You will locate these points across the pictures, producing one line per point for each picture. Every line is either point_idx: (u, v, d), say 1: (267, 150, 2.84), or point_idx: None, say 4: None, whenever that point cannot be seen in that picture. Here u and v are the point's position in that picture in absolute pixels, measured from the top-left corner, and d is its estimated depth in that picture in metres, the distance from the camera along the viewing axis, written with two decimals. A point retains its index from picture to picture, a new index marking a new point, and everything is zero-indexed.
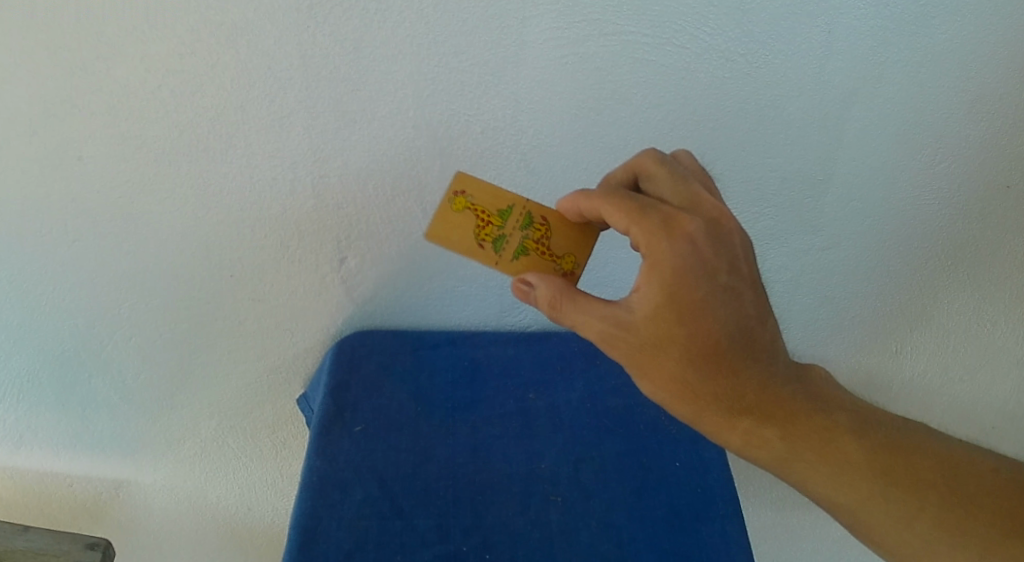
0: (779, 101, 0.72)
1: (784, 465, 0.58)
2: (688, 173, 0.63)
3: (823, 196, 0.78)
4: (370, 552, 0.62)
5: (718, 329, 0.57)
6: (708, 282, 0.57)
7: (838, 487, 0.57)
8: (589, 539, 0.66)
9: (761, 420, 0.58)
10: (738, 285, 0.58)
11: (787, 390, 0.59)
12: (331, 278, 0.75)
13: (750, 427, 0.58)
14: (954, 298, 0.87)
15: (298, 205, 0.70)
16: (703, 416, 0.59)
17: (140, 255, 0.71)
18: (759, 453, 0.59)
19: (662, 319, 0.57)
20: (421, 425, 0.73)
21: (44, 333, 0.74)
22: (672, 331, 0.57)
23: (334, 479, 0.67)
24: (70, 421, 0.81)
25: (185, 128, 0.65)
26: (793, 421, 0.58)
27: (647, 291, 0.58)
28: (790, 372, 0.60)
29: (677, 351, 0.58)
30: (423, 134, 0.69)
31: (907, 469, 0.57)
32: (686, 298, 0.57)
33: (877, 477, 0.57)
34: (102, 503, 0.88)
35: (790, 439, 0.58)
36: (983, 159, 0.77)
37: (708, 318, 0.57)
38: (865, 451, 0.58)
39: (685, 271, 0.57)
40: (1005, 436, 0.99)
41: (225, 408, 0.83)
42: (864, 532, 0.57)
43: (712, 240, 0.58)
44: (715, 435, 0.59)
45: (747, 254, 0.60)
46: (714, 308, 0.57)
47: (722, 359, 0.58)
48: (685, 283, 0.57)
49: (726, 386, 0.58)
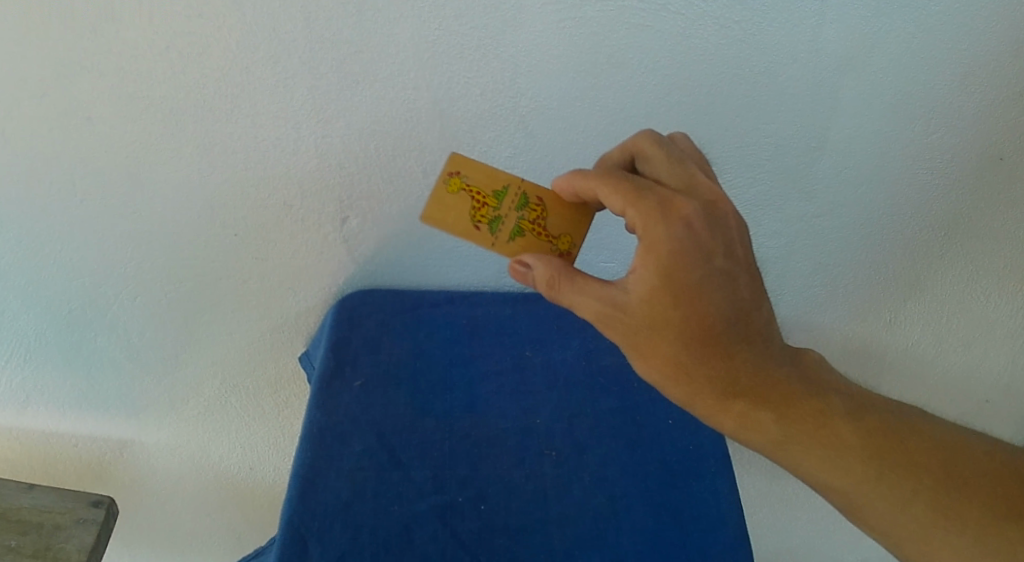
0: (774, 69, 0.73)
1: (776, 447, 0.59)
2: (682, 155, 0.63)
3: (815, 163, 0.79)
4: (367, 502, 0.64)
5: (714, 312, 0.58)
6: (703, 264, 0.58)
7: (829, 469, 0.58)
8: (581, 492, 0.67)
9: (754, 402, 0.59)
10: (733, 268, 0.59)
11: (780, 373, 0.60)
12: (333, 238, 0.77)
13: (745, 410, 0.59)
14: (949, 268, 0.89)
15: (301, 165, 0.72)
16: (697, 398, 0.60)
17: (147, 214, 0.73)
18: (753, 436, 0.60)
19: (658, 301, 0.58)
20: (419, 379, 0.74)
21: (51, 292, 0.76)
22: (666, 314, 0.58)
23: (333, 431, 0.68)
24: (76, 380, 0.83)
25: (192, 90, 0.67)
26: (787, 403, 0.60)
27: (641, 272, 0.58)
28: (783, 356, 0.61)
29: (673, 332, 0.58)
30: (424, 95, 0.70)
31: (897, 450, 0.59)
32: (681, 279, 0.57)
33: (871, 460, 0.58)
34: (107, 463, 0.90)
35: (784, 421, 0.59)
36: (979, 130, 0.78)
37: (702, 300, 0.58)
38: (859, 434, 0.59)
39: (680, 252, 0.57)
40: (997, 409, 1.02)
41: (228, 367, 0.85)
42: (858, 516, 0.59)
43: (707, 221, 0.58)
44: (707, 416, 0.60)
45: (742, 238, 0.60)
46: (708, 290, 0.58)
47: (716, 339, 0.58)
48: (678, 265, 0.57)
49: (721, 367, 0.59)
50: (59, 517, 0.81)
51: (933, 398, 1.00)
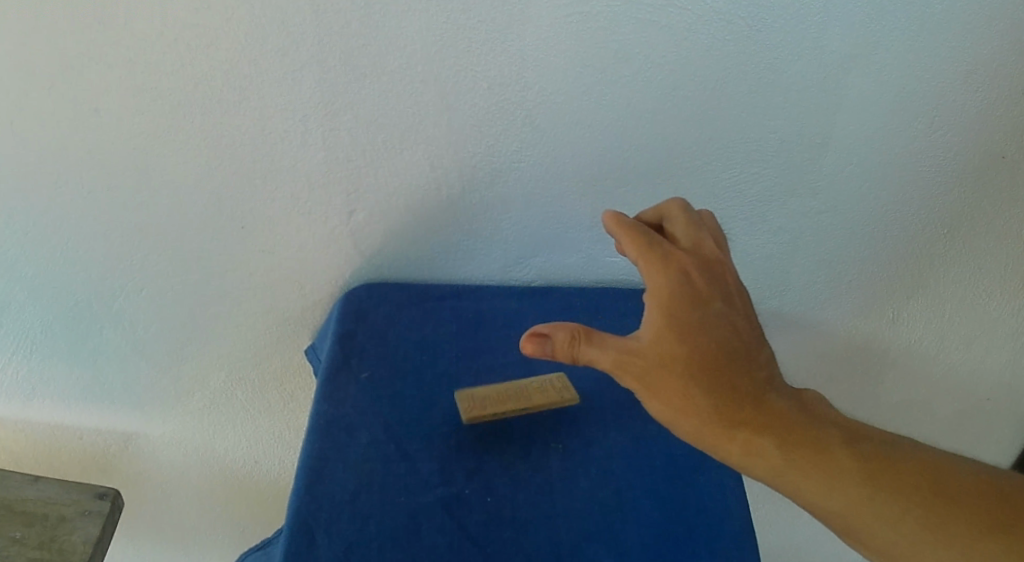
0: (779, 64, 0.73)
1: (778, 474, 0.59)
2: (690, 218, 0.69)
3: (820, 159, 0.79)
4: (374, 493, 0.64)
5: (715, 350, 0.61)
6: (704, 306, 0.62)
7: (830, 493, 0.58)
8: (587, 484, 0.67)
9: (756, 430, 0.60)
10: (732, 315, 0.63)
11: (782, 407, 0.61)
12: (340, 230, 0.77)
13: (748, 440, 0.59)
14: (951, 265, 0.89)
15: (308, 157, 0.72)
16: (702, 429, 0.60)
17: (154, 207, 0.73)
18: (756, 467, 0.60)
19: (664, 338, 0.61)
20: (426, 372, 0.74)
21: (58, 284, 0.77)
22: (672, 350, 0.61)
23: (340, 423, 0.68)
24: (82, 373, 0.83)
25: (201, 82, 0.67)
26: (787, 430, 0.60)
27: (647, 316, 0.62)
28: (784, 393, 0.62)
29: (679, 369, 0.60)
30: (432, 89, 0.70)
31: (894, 472, 0.58)
32: (683, 319, 0.62)
33: (867, 482, 0.58)
34: (112, 456, 0.90)
35: (784, 447, 0.59)
36: (982, 127, 0.79)
37: (705, 338, 0.61)
38: (855, 458, 0.59)
39: (679, 295, 0.62)
40: (999, 407, 1.02)
41: (234, 360, 0.85)
42: (857, 538, 0.58)
43: (704, 274, 0.64)
44: (712, 448, 0.60)
45: (739, 293, 0.66)
46: (709, 329, 0.62)
47: (720, 374, 0.61)
48: (681, 307, 0.62)
49: (726, 402, 0.60)
50: (64, 509, 0.81)
51: (935, 396, 1.01)
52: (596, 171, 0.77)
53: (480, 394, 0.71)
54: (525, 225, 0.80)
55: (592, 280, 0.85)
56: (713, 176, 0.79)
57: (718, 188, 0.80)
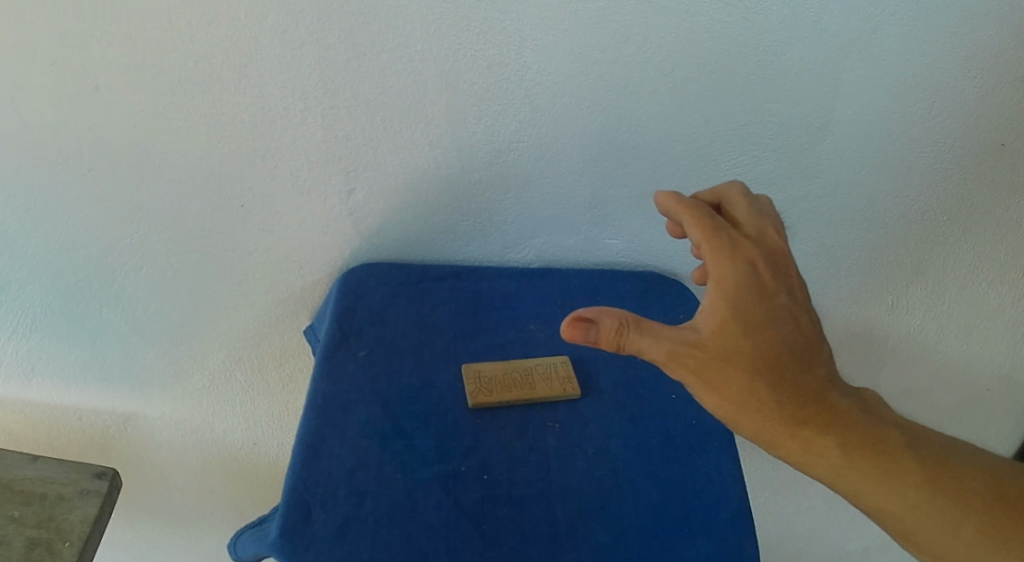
0: (778, 47, 0.73)
1: (840, 474, 0.59)
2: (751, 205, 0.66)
3: (819, 143, 0.79)
4: (371, 470, 0.64)
5: (780, 345, 0.59)
6: (773, 300, 0.60)
7: (888, 494, 0.59)
8: (584, 463, 0.67)
9: (821, 428, 0.59)
10: (796, 309, 0.61)
11: (843, 405, 0.61)
12: (339, 210, 0.77)
13: (811, 439, 0.59)
14: (951, 252, 0.89)
15: (307, 136, 0.72)
16: (764, 425, 0.59)
17: (154, 184, 0.74)
18: (816, 465, 0.60)
19: (730, 332, 0.58)
20: (424, 351, 0.74)
21: (57, 262, 0.77)
22: (737, 345, 0.58)
23: (337, 400, 0.68)
24: (80, 353, 0.83)
25: (201, 59, 0.67)
26: (849, 431, 0.60)
27: (711, 308, 0.59)
28: (844, 389, 0.62)
29: (742, 364, 0.58)
30: (431, 68, 0.70)
31: (952, 477, 0.60)
32: (750, 313, 0.59)
33: (925, 485, 0.59)
34: (110, 438, 0.90)
35: (847, 449, 0.59)
36: (982, 114, 0.79)
37: (773, 334, 0.59)
38: (914, 461, 0.60)
39: (747, 288, 0.59)
40: (998, 397, 1.03)
41: (233, 341, 0.85)
42: (909, 539, 0.59)
43: (771, 264, 0.61)
44: (772, 444, 0.60)
45: (803, 286, 0.63)
46: (776, 325, 0.59)
47: (786, 371, 0.59)
48: (748, 299, 0.59)
49: (789, 398, 0.59)
50: (62, 488, 0.82)
51: (934, 385, 1.01)
52: (595, 153, 0.77)
53: (488, 373, 0.72)
54: (524, 206, 0.80)
55: (590, 263, 0.85)
56: (712, 159, 0.79)
57: (717, 171, 0.80)
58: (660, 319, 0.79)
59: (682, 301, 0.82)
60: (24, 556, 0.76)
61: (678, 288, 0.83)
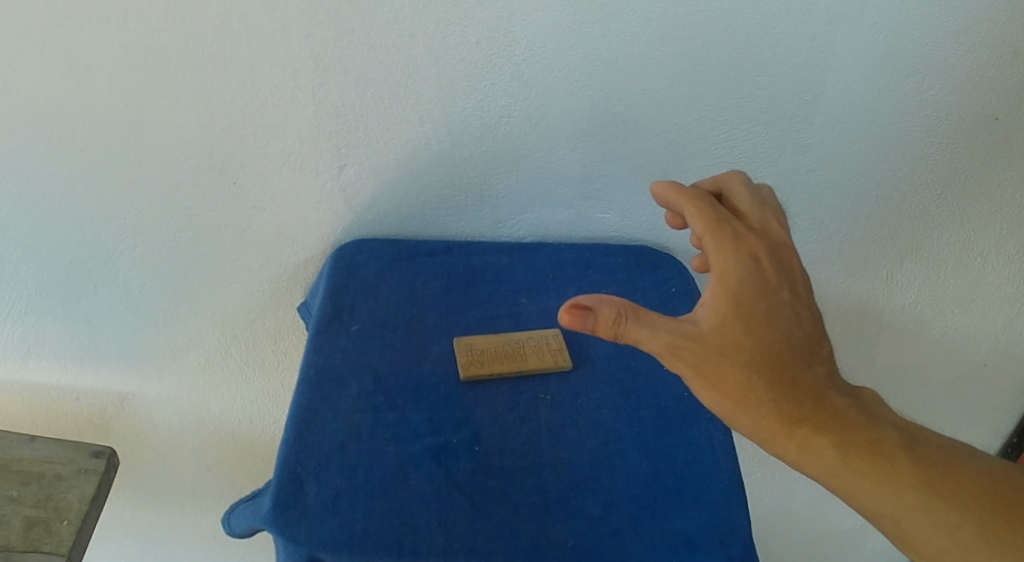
0: (767, 20, 0.73)
1: (837, 475, 0.58)
2: (756, 202, 0.66)
3: (811, 117, 0.79)
4: (363, 442, 0.64)
5: (780, 340, 0.58)
6: (773, 296, 0.60)
7: (886, 496, 0.57)
8: (577, 434, 0.66)
9: (819, 428, 0.58)
10: (797, 305, 0.61)
11: (841, 403, 0.59)
12: (331, 186, 0.78)
13: (808, 438, 0.58)
14: (945, 227, 0.89)
15: (298, 112, 0.73)
16: (761, 424, 0.58)
17: (146, 164, 0.74)
18: (814, 466, 0.58)
19: (730, 326, 0.58)
20: (415, 324, 0.74)
21: (52, 243, 0.78)
22: (734, 339, 0.58)
23: (329, 374, 0.68)
24: (77, 332, 0.85)
25: (191, 38, 0.67)
26: (847, 431, 0.58)
27: (712, 301, 0.59)
28: (843, 389, 0.60)
29: (741, 359, 0.58)
30: (420, 44, 0.70)
31: (951, 478, 0.58)
32: (751, 307, 0.59)
33: (924, 486, 0.57)
34: (108, 417, 0.92)
35: (844, 449, 0.58)
36: (973, 87, 0.78)
37: (772, 329, 0.58)
38: (914, 463, 0.58)
39: (748, 282, 0.59)
40: (994, 373, 1.03)
41: (228, 319, 0.86)
42: (908, 543, 0.57)
43: (774, 261, 0.61)
44: (769, 443, 0.58)
45: (804, 283, 0.62)
46: (776, 320, 0.59)
47: (785, 366, 0.58)
48: (748, 292, 0.59)
49: (786, 395, 0.58)
50: (61, 467, 0.82)
51: (929, 360, 1.01)
52: (585, 127, 0.77)
53: (479, 346, 0.72)
54: (516, 181, 0.80)
55: (583, 237, 0.85)
56: (703, 133, 0.79)
57: (709, 145, 0.80)
58: (652, 292, 0.79)
59: (674, 274, 0.82)
60: (23, 535, 0.77)
61: (671, 261, 0.83)
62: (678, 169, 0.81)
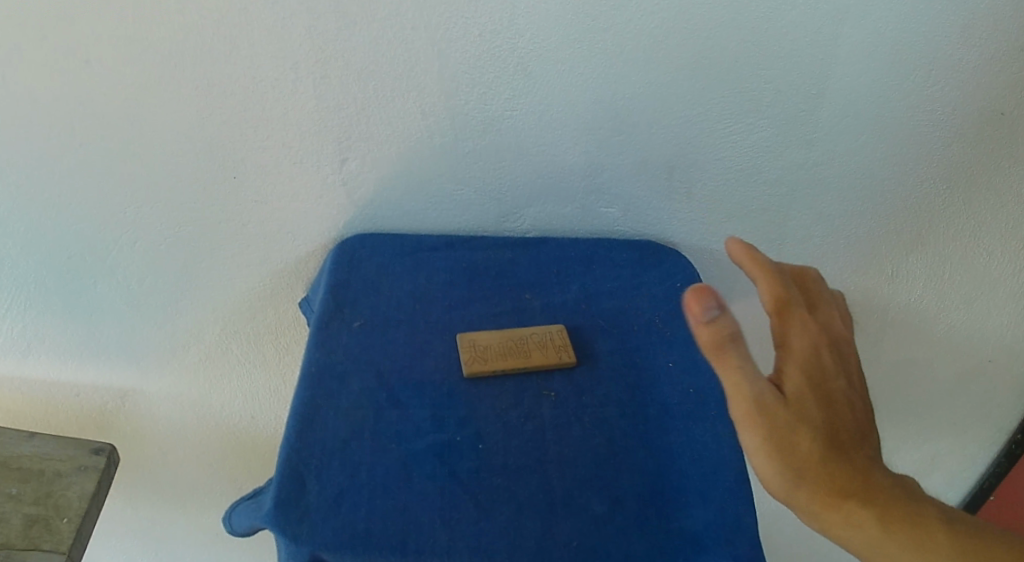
0: (773, 13, 0.71)
1: (877, 548, 0.51)
2: (814, 287, 0.64)
3: (817, 112, 0.78)
4: (366, 439, 0.63)
5: (836, 420, 0.55)
6: (836, 380, 0.57)
7: None
8: (581, 432, 0.66)
9: (866, 503, 0.52)
10: (856, 401, 0.58)
11: (892, 486, 0.53)
12: (332, 180, 0.77)
13: (854, 512, 0.51)
14: (951, 222, 0.88)
15: (299, 105, 0.72)
16: (810, 490, 0.52)
17: (146, 158, 0.73)
18: (853, 542, 0.52)
19: (802, 394, 0.55)
20: (418, 320, 0.74)
21: (51, 238, 0.77)
22: (796, 410, 0.54)
23: (331, 371, 0.68)
24: (77, 328, 0.84)
25: (190, 30, 0.67)
26: (893, 511, 0.52)
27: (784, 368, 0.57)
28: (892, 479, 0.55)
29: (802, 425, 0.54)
30: (422, 36, 0.70)
31: None
32: (816, 385, 0.56)
33: None
34: (109, 412, 0.91)
35: (892, 532, 0.51)
36: (981, 82, 0.77)
37: (835, 411, 0.55)
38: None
39: (811, 358, 0.57)
40: (999, 370, 1.02)
41: (228, 314, 0.86)
42: None
43: (834, 351, 0.59)
44: (813, 511, 0.52)
45: (862, 384, 0.60)
46: (835, 401, 0.56)
47: (836, 437, 0.54)
48: (812, 369, 0.57)
49: (834, 464, 0.53)
50: (61, 464, 0.82)
51: (934, 355, 1.00)
52: (588, 121, 0.76)
53: (483, 342, 0.71)
54: (519, 175, 0.79)
55: (587, 231, 0.85)
56: (708, 127, 0.78)
57: (714, 140, 0.79)
58: (657, 287, 0.79)
59: (681, 268, 0.81)
60: (23, 534, 0.76)
61: (676, 256, 0.83)
62: (683, 163, 0.80)
